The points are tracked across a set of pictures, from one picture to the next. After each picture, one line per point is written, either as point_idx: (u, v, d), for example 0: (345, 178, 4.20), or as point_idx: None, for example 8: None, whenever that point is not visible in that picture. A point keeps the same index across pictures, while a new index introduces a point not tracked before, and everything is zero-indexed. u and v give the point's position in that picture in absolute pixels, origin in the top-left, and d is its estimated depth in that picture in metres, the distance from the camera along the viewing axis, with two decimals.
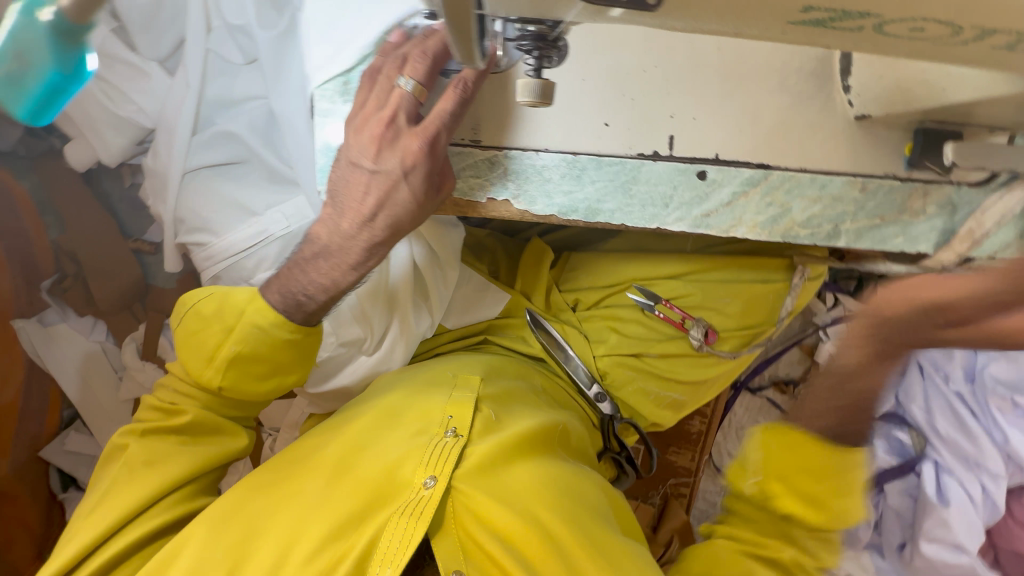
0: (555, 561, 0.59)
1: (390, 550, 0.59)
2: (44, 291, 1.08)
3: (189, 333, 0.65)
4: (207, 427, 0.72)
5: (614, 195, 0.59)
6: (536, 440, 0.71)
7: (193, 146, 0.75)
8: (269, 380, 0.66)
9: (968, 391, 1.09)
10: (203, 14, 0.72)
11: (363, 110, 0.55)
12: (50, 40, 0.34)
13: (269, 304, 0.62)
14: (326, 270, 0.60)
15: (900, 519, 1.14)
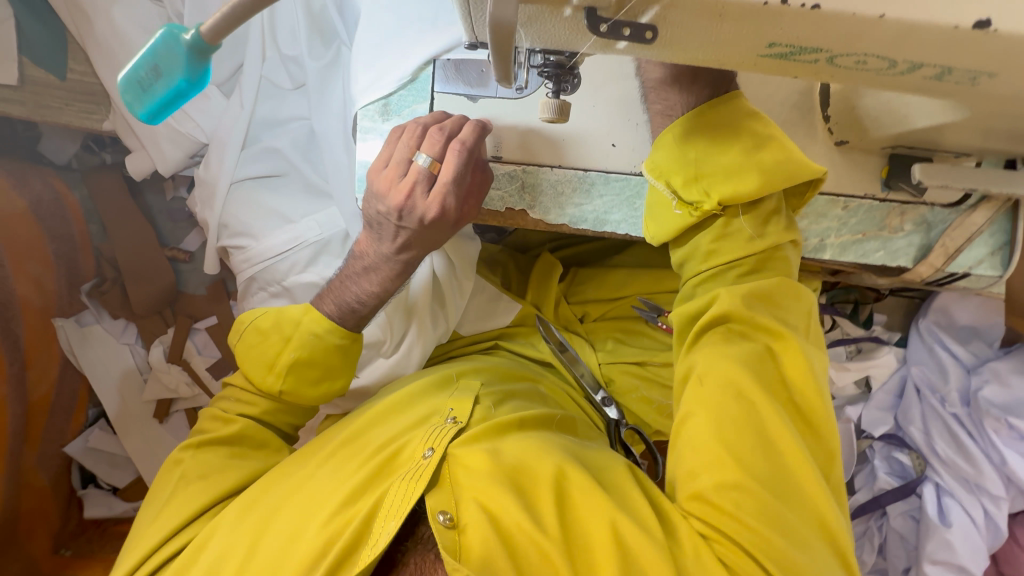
0: (552, 502, 0.59)
1: (393, 505, 0.62)
2: (84, 293, 1.16)
3: (249, 346, 0.71)
4: (255, 441, 0.78)
5: (620, 208, 0.66)
6: (534, 419, 0.73)
7: (240, 159, 0.83)
8: (321, 385, 0.71)
9: (965, 414, 1.10)
10: (259, 46, 0.82)
11: (383, 175, 0.60)
12: (184, 54, 0.38)
13: (325, 314, 0.69)
14: (376, 282, 0.67)
15: (903, 541, 1.15)
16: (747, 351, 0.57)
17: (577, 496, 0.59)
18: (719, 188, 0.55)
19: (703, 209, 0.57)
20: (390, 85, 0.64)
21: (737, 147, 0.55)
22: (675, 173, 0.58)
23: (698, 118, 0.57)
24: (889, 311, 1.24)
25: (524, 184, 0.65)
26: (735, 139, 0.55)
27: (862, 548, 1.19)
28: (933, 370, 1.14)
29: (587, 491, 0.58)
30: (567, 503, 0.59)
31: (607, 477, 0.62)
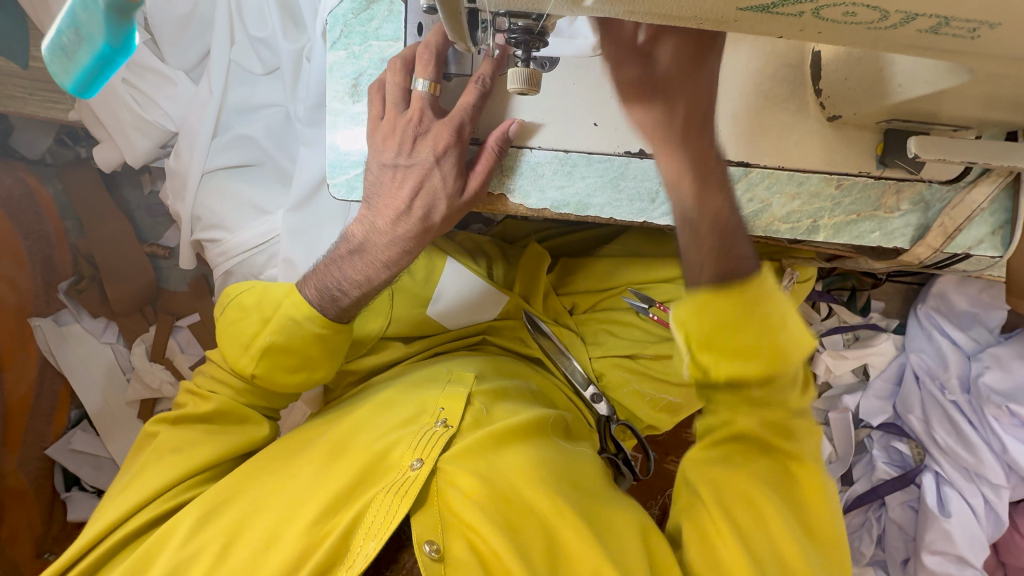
0: (534, 526, 0.64)
1: (373, 525, 0.61)
2: (61, 291, 1.12)
3: (229, 321, 0.67)
4: (235, 416, 0.76)
5: (603, 191, 0.63)
6: (527, 430, 0.73)
7: (212, 148, 0.80)
8: (300, 373, 0.67)
9: (965, 401, 1.08)
10: (226, 30, 0.78)
11: (384, 116, 0.59)
12: (103, 16, 0.36)
13: (305, 298, 0.64)
14: (361, 267, 0.63)
15: (902, 532, 1.14)
16: (765, 467, 0.56)
17: (558, 522, 0.64)
18: (724, 365, 0.49)
19: (706, 377, 0.50)
20: (359, 63, 0.60)
21: (754, 334, 0.48)
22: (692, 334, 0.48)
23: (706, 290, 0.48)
24: (887, 297, 1.21)
25: (504, 164, 0.62)
26: (748, 321, 0.47)
27: (861, 539, 1.17)
28: (932, 357, 1.12)
29: (570, 520, 0.64)
30: (552, 534, 0.64)
31: (588, 504, 0.67)
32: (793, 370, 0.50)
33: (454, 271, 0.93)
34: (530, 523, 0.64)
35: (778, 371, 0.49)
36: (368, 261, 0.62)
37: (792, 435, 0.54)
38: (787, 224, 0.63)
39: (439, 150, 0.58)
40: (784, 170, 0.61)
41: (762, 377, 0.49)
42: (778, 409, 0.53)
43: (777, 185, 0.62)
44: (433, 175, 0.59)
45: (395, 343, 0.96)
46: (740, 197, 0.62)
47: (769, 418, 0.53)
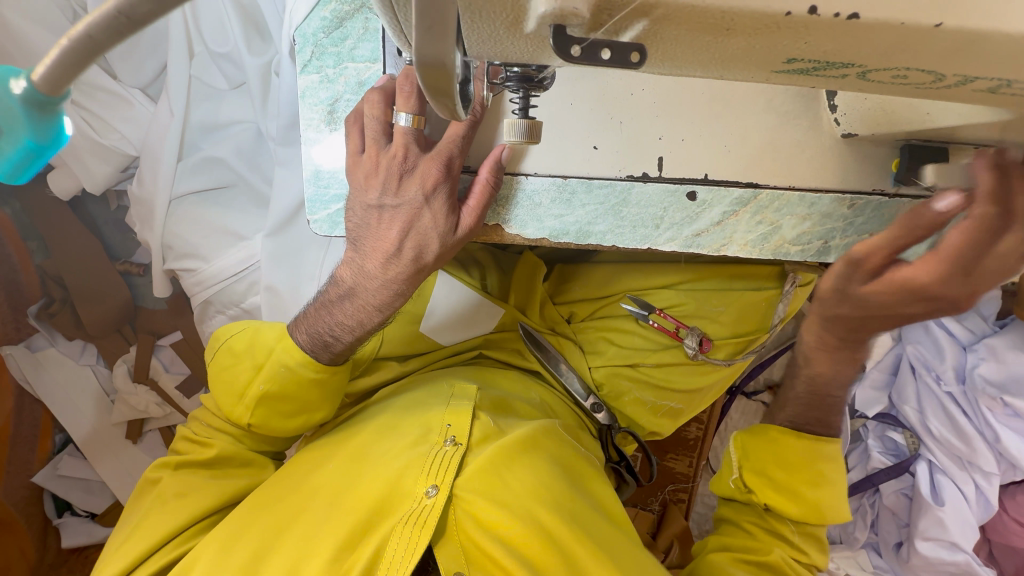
0: (555, 556, 0.64)
1: (395, 559, 0.61)
2: (31, 316, 1.06)
3: (221, 368, 0.67)
4: (238, 460, 0.76)
5: (605, 217, 0.59)
6: (537, 443, 0.74)
7: (178, 172, 0.73)
8: (297, 417, 0.66)
9: (959, 391, 1.09)
10: (182, 39, 0.70)
11: (367, 153, 0.54)
12: (22, 111, 0.33)
13: (297, 344, 0.63)
14: (352, 312, 0.60)
15: (895, 516, 1.18)
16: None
17: (576, 547, 0.65)
18: (768, 492, 0.70)
19: (753, 497, 0.72)
20: (335, 88, 0.54)
21: (801, 465, 0.69)
22: (750, 458, 0.73)
23: (783, 431, 0.70)
24: None
25: (498, 195, 0.58)
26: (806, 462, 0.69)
27: (856, 525, 1.21)
28: (929, 349, 1.12)
29: (593, 553, 0.65)
30: (570, 559, 0.64)
31: (594, 528, 0.68)
32: (818, 516, 0.68)
33: (445, 286, 0.90)
34: (553, 557, 0.64)
35: (815, 522, 0.69)
36: (365, 300, 0.60)
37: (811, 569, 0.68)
38: (797, 246, 0.60)
39: (428, 189, 0.53)
40: (794, 190, 0.58)
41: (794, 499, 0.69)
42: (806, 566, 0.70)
43: (787, 207, 0.58)
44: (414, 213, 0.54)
45: (390, 363, 0.93)
46: (748, 220, 0.59)
47: (794, 563, 0.69)
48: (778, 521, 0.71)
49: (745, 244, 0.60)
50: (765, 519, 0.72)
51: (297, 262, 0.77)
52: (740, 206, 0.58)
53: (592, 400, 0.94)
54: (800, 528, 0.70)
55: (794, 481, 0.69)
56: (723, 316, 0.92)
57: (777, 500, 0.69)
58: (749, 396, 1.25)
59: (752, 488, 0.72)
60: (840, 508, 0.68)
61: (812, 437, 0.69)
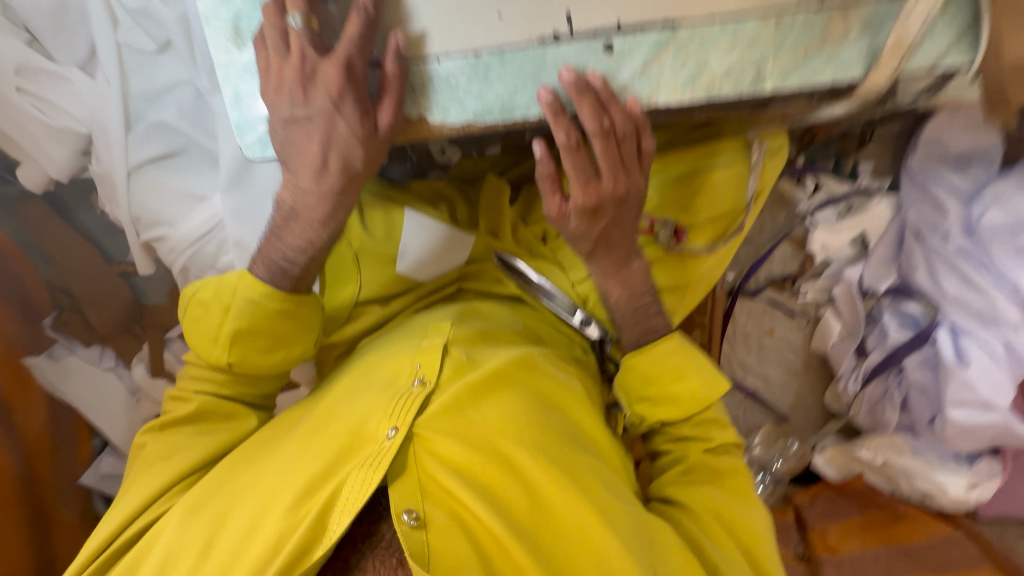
0: (512, 483, 0.68)
1: (349, 501, 0.64)
2: (48, 328, 1.10)
3: (193, 320, 0.72)
4: (220, 413, 0.80)
5: (524, 88, 0.58)
6: (509, 378, 0.76)
7: (131, 143, 0.76)
8: (275, 351, 0.73)
9: (971, 246, 1.01)
10: (100, 9, 0.71)
11: (270, 68, 0.55)
12: None
13: (258, 278, 0.70)
14: (299, 232, 0.67)
15: (925, 393, 1.11)
16: (722, 490, 0.79)
17: (535, 474, 0.69)
18: (655, 410, 0.83)
19: (649, 421, 0.84)
20: (233, 4, 0.55)
21: (665, 373, 0.80)
22: (629, 394, 0.83)
23: (630, 359, 0.81)
24: (877, 155, 1.14)
25: (413, 84, 0.58)
26: (665, 369, 0.80)
27: (885, 408, 1.17)
28: (930, 208, 1.07)
29: (550, 478, 0.68)
30: (528, 485, 0.69)
31: (556, 453, 0.71)
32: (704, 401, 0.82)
33: (414, 224, 0.90)
34: (513, 486, 0.68)
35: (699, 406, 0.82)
36: (323, 213, 0.63)
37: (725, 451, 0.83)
38: (728, 80, 0.58)
39: (335, 95, 0.56)
40: (713, 21, 0.55)
41: (677, 408, 0.82)
42: (715, 447, 0.83)
43: (709, 40, 0.56)
44: (341, 134, 0.58)
45: (372, 307, 0.94)
46: (672, 63, 0.57)
47: (710, 453, 0.82)
48: (683, 427, 0.84)
49: (675, 89, 0.59)
50: (669, 430, 0.85)
51: (259, 213, 0.80)
52: (661, 49, 0.56)
53: (579, 314, 0.91)
54: (693, 421, 0.84)
55: (669, 394, 0.81)
56: (695, 202, 0.90)
57: (665, 412, 0.82)
58: (753, 296, 1.27)
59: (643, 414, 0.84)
60: (713, 381, 0.82)
61: (650, 346, 0.80)
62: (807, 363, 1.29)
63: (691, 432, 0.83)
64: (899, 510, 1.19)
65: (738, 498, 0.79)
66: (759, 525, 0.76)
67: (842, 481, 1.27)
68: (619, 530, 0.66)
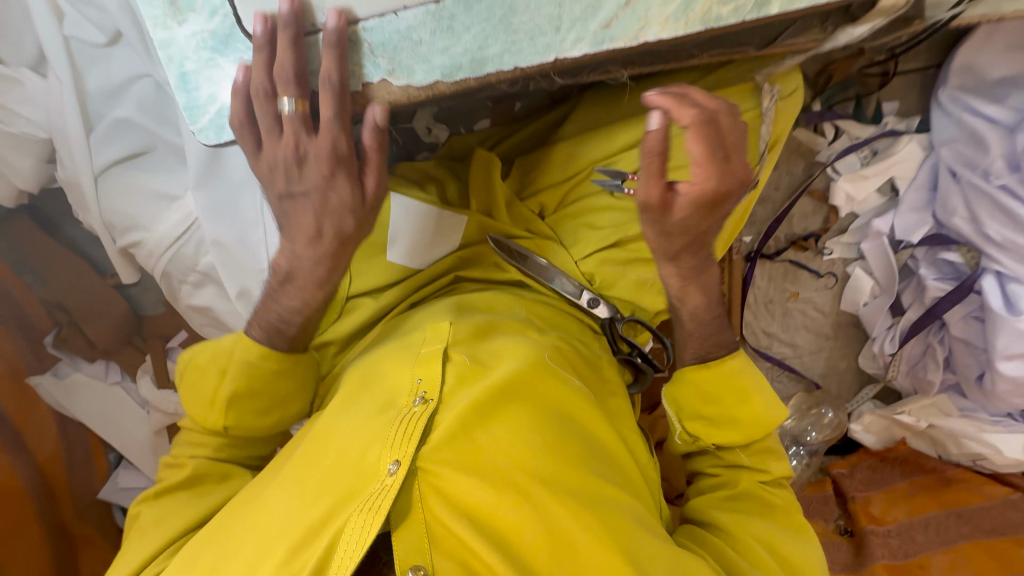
0: (529, 517, 0.60)
1: (347, 553, 0.56)
2: (48, 346, 1.10)
3: (191, 384, 0.72)
4: (215, 475, 0.77)
5: (495, 36, 0.51)
6: (518, 389, 0.70)
7: (93, 145, 0.72)
8: (269, 413, 0.73)
9: (1016, 181, 0.92)
10: (43, 3, 0.67)
11: (263, 146, 0.56)
12: None
13: (253, 340, 0.71)
14: (298, 294, 0.67)
15: (971, 347, 1.04)
16: (771, 521, 0.71)
17: (553, 505, 0.61)
18: (710, 430, 0.75)
19: (700, 442, 0.77)
20: None
21: (730, 395, 0.73)
22: (681, 409, 0.77)
23: (693, 371, 0.74)
24: (901, 93, 1.02)
25: (372, 41, 0.51)
26: (730, 392, 0.73)
27: (927, 367, 1.11)
28: (967, 145, 0.96)
29: (567, 507, 0.62)
30: (546, 518, 0.61)
31: (571, 477, 0.65)
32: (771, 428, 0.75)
33: (402, 208, 0.84)
34: (532, 525, 0.60)
35: (761, 438, 0.75)
36: (306, 236, 0.61)
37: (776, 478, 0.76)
38: (727, 5, 0.50)
39: (327, 173, 0.57)
40: None
41: (738, 438, 0.74)
42: (770, 479, 0.75)
43: None
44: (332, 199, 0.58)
45: (365, 301, 0.88)
46: None
47: (762, 486, 0.74)
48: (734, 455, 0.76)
49: (665, 22, 0.51)
50: (720, 455, 0.77)
51: (235, 210, 0.76)
52: None
53: (587, 295, 0.86)
54: (748, 448, 0.76)
55: (733, 423, 0.74)
56: None
57: (725, 437, 0.75)
58: (773, 258, 1.15)
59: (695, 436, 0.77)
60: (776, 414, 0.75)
61: (718, 363, 0.73)
62: (836, 327, 1.19)
63: (743, 459, 0.76)
64: (947, 473, 1.12)
65: (792, 533, 0.71)
66: (815, 563, 0.68)
67: (883, 449, 1.20)
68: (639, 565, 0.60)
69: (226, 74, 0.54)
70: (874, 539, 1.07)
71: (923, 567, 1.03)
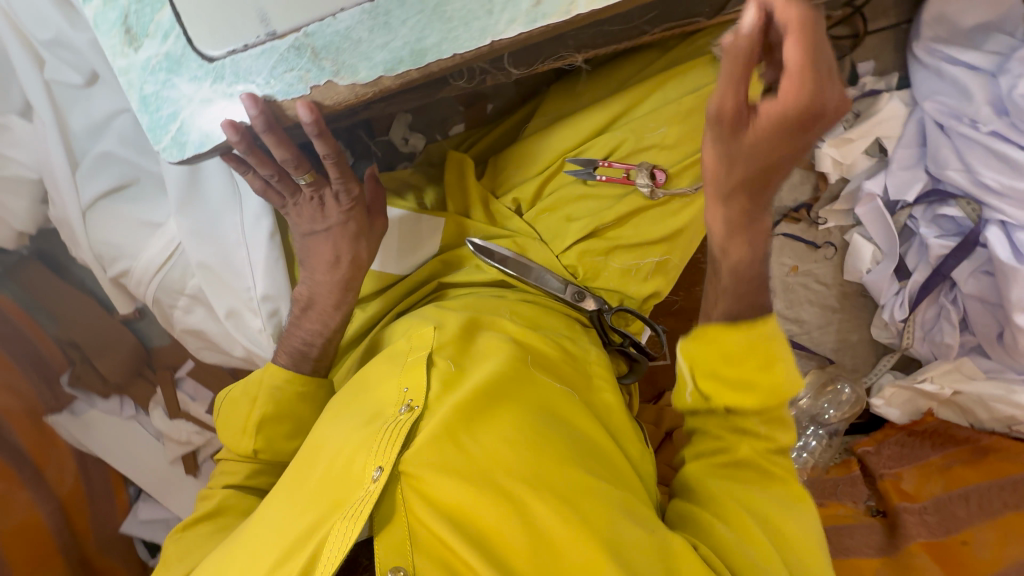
0: (512, 521, 0.58)
1: (330, 562, 0.54)
2: (65, 385, 1.14)
3: (224, 414, 0.75)
4: (242, 509, 0.75)
5: (432, 26, 0.53)
6: (504, 389, 0.68)
7: (79, 181, 0.76)
8: (296, 437, 0.75)
9: (1006, 125, 0.89)
10: (25, 53, 0.73)
11: (289, 202, 0.68)
12: None
13: (280, 364, 0.74)
14: (314, 319, 0.75)
15: (986, 304, 1.00)
16: (768, 493, 0.65)
17: (537, 507, 0.59)
18: (724, 391, 0.64)
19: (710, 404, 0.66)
20: (119, 4, 0.53)
21: (755, 360, 0.61)
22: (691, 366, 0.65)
23: (712, 327, 0.63)
24: (876, 52, 1.00)
25: (317, 43, 0.53)
26: (756, 356, 0.61)
27: (942, 331, 1.06)
28: (953, 95, 0.93)
29: (554, 510, 0.59)
30: (530, 521, 0.59)
31: (562, 479, 0.61)
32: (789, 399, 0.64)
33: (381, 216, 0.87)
34: (515, 528, 0.58)
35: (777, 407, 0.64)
36: (324, 265, 0.71)
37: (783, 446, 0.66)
38: None
39: (345, 212, 0.68)
40: None
41: (756, 403, 0.63)
42: (777, 449, 0.66)
43: None
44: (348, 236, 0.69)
45: (356, 312, 0.91)
46: None
47: (767, 455, 0.66)
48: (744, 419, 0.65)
49: None
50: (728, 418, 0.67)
51: (217, 231, 0.79)
52: None
53: (573, 289, 0.86)
54: (765, 416, 0.65)
55: (754, 389, 0.63)
56: (669, 137, 0.81)
57: (741, 399, 0.63)
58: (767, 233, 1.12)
59: (711, 397, 0.66)
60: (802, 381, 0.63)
61: (749, 322, 0.61)
62: (843, 298, 1.15)
63: (757, 426, 0.65)
64: (981, 443, 1.04)
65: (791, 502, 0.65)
66: (812, 542, 0.62)
67: (909, 422, 1.12)
68: (625, 559, 0.57)
69: (181, 93, 0.55)
70: (908, 517, 1.01)
71: (966, 543, 0.96)
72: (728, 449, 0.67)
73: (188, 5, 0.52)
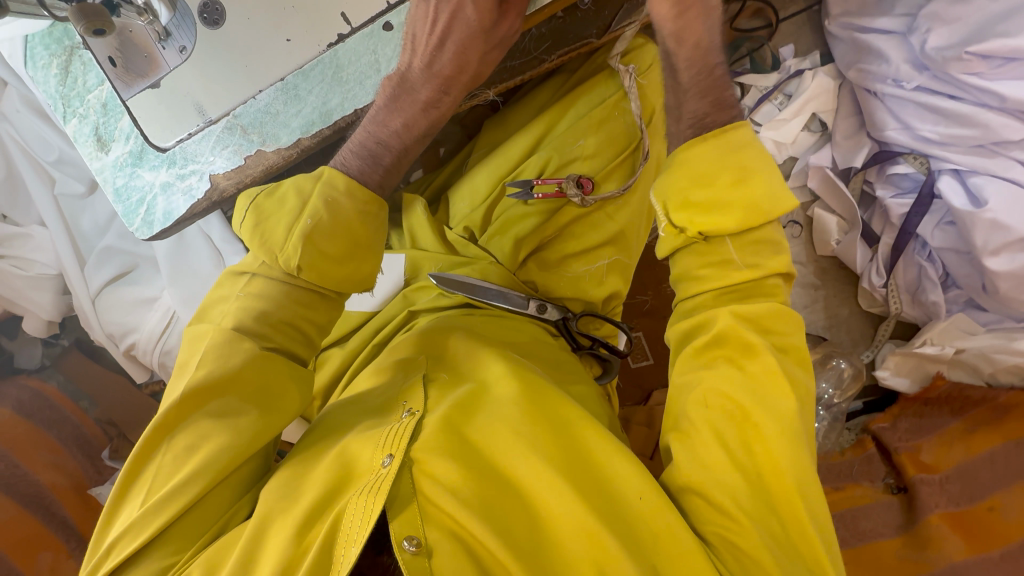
0: (517, 505, 0.56)
1: (352, 528, 0.51)
2: (106, 459, 1.21)
3: (259, 220, 0.58)
4: (261, 383, 0.58)
5: (334, 90, 0.63)
6: (509, 379, 0.64)
7: (88, 274, 0.90)
8: (348, 264, 0.58)
9: (931, 79, 0.91)
10: (39, 177, 0.90)
11: None
12: None
13: (347, 167, 0.59)
14: (400, 109, 0.59)
15: (960, 254, 0.98)
16: (751, 371, 0.57)
17: (542, 491, 0.55)
18: (702, 217, 0.60)
19: (688, 234, 0.61)
20: (91, 120, 0.67)
21: (732, 160, 0.60)
22: (669, 194, 0.61)
23: (685, 150, 0.61)
24: (794, 36, 1.06)
25: (245, 121, 0.64)
26: (732, 159, 0.59)
27: (927, 289, 1.02)
28: (873, 61, 0.96)
29: (560, 488, 0.55)
30: (535, 503, 0.56)
31: (570, 458, 0.58)
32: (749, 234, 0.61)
33: None
34: (521, 509, 0.55)
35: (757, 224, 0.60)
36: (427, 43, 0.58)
37: (774, 314, 0.60)
38: None
39: None
40: None
41: (739, 223, 0.59)
42: (764, 321, 0.59)
43: None
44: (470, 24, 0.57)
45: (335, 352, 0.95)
46: None
47: (753, 321, 0.59)
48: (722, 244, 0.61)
49: None
50: (705, 250, 0.62)
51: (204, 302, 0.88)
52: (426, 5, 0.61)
53: (535, 303, 0.85)
54: (734, 241, 0.61)
55: (734, 205, 0.59)
56: (589, 148, 0.89)
57: (727, 215, 0.59)
58: None
59: (696, 227, 0.60)
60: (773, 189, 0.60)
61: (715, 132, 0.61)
62: (822, 274, 1.12)
63: (732, 253, 0.61)
64: (1001, 400, 0.96)
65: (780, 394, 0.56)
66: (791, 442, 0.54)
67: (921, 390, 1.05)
68: (629, 534, 0.53)
69: (145, 181, 0.67)
70: (925, 488, 0.95)
71: (992, 509, 0.90)
72: (708, 328, 0.60)
73: (143, 111, 0.65)
